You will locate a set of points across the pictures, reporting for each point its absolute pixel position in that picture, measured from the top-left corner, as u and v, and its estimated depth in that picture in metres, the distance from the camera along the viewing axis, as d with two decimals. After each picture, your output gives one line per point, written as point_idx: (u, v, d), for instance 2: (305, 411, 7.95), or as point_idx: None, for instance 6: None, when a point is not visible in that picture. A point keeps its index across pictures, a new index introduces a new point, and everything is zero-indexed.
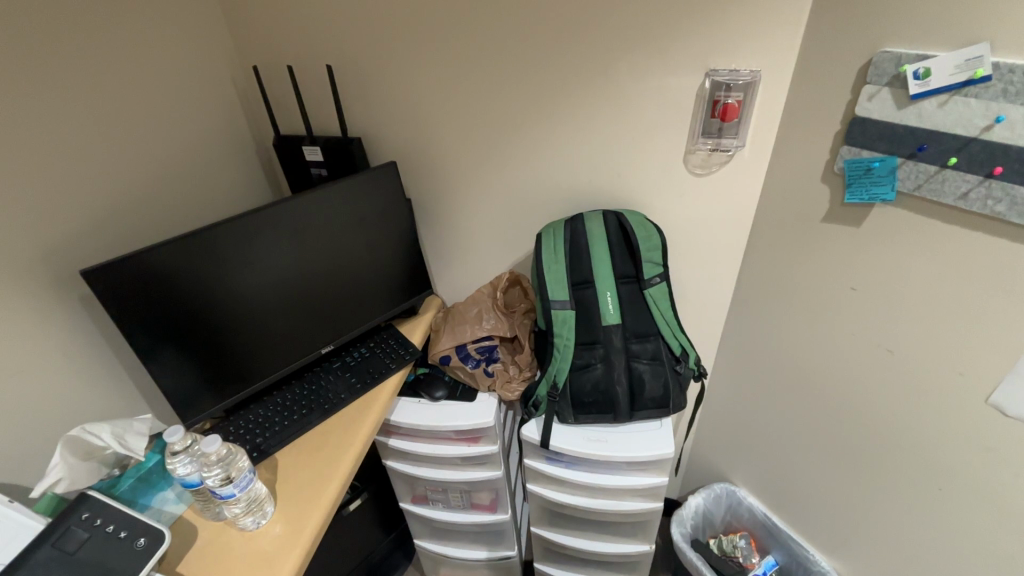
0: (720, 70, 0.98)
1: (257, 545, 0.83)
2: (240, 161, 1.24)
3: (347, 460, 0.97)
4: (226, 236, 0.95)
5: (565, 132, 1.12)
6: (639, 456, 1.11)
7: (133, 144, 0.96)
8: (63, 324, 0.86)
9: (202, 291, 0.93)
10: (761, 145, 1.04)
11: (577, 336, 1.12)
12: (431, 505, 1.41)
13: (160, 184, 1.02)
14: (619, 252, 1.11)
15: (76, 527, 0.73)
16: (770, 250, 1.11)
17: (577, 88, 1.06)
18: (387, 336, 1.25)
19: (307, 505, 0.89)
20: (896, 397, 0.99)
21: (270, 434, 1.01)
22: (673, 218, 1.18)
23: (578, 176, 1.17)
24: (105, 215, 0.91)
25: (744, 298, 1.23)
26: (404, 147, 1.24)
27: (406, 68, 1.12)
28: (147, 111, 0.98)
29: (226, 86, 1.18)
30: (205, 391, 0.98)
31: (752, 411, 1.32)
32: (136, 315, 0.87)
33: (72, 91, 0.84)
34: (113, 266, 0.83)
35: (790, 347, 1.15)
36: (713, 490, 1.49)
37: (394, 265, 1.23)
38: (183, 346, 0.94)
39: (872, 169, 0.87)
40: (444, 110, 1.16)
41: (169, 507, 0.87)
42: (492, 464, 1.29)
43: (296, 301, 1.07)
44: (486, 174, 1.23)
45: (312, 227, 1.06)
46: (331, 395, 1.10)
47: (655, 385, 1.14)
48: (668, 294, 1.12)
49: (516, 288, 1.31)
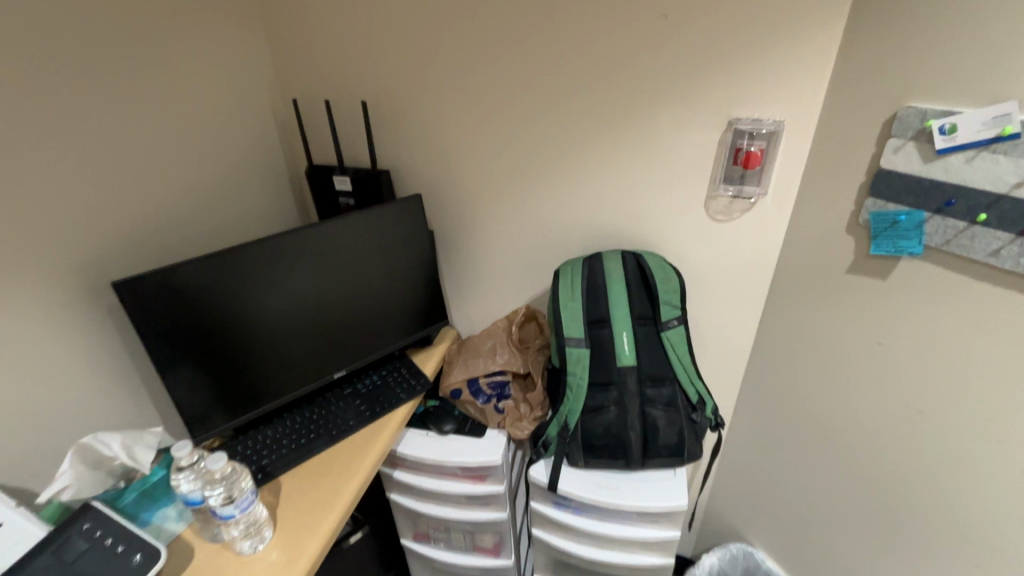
0: (743, 119, 1.00)
1: (253, 570, 0.82)
2: (274, 189, 1.30)
3: (349, 489, 0.96)
4: (251, 258, 0.98)
5: (586, 172, 1.14)
6: (651, 506, 1.06)
7: (173, 168, 1.01)
8: (88, 337, 0.89)
9: (223, 309, 0.96)
10: (783, 194, 1.05)
11: (590, 377, 1.09)
12: (433, 544, 1.37)
13: (194, 202, 1.07)
14: (637, 292, 1.10)
15: (76, 537, 0.72)
16: (793, 299, 1.09)
17: (599, 130, 1.09)
18: (400, 365, 1.25)
19: (306, 532, 0.88)
20: (926, 461, 0.93)
21: (276, 457, 1.01)
22: (693, 262, 1.18)
23: (598, 216, 1.19)
24: (140, 229, 0.96)
25: (765, 347, 1.20)
26: (429, 180, 1.27)
27: (435, 107, 1.17)
28: (188, 135, 1.04)
29: (265, 117, 1.24)
30: (216, 409, 0.99)
31: (771, 467, 1.26)
32: (159, 327, 0.90)
33: (119, 117, 0.90)
34: (140, 281, 0.86)
35: (812, 401, 1.11)
36: (728, 550, 1.41)
37: (413, 295, 1.24)
38: (199, 363, 0.95)
39: (899, 222, 0.86)
40: (470, 148, 1.20)
41: (168, 525, 0.85)
42: (497, 505, 1.25)
43: (312, 325, 1.09)
44: (508, 210, 1.25)
45: (335, 252, 1.09)
46: (339, 422, 1.09)
47: (670, 432, 1.10)
48: (686, 338, 1.10)
49: (531, 324, 1.30)
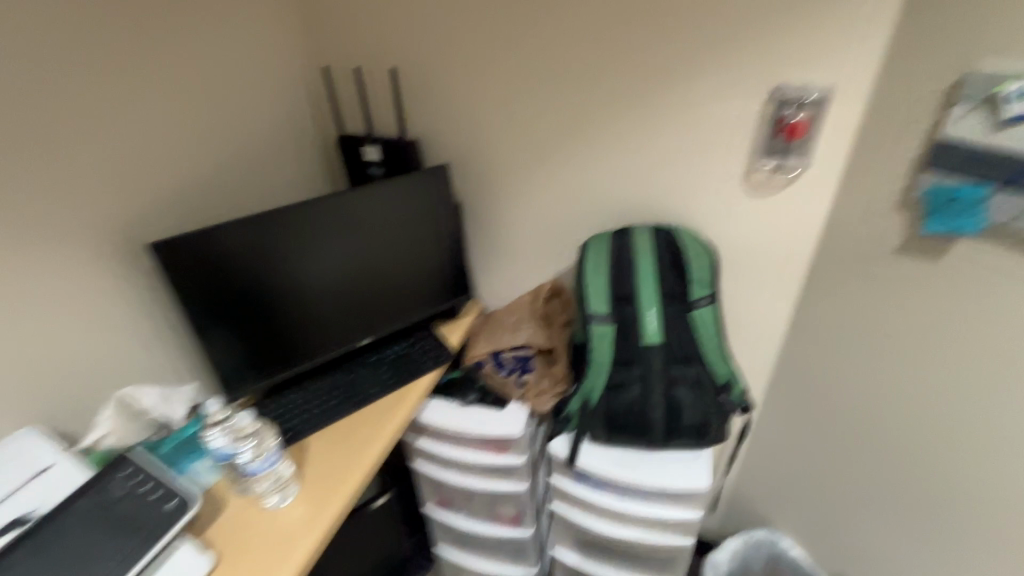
0: (789, 86, 0.94)
1: (280, 522, 0.86)
2: (306, 157, 1.31)
3: (372, 452, 0.98)
4: (282, 224, 1.00)
5: (618, 143, 1.10)
6: (673, 486, 1.05)
7: (208, 135, 1.04)
8: (127, 296, 0.93)
9: (255, 273, 0.99)
10: (828, 167, 0.99)
11: (615, 354, 1.07)
12: (454, 511, 1.40)
13: (227, 168, 1.09)
14: (667, 269, 1.06)
15: (116, 483, 0.77)
16: (835, 280, 1.03)
17: (635, 98, 1.04)
18: (425, 335, 1.26)
19: (330, 491, 0.91)
20: (976, 457, 0.87)
21: (303, 418, 1.04)
22: (728, 238, 1.13)
23: (629, 189, 1.15)
24: (177, 193, 0.98)
25: (803, 331, 1.14)
26: (457, 151, 1.25)
27: (464, 74, 1.14)
28: (221, 101, 1.06)
29: (297, 85, 1.25)
30: (248, 369, 1.04)
31: (803, 452, 1.22)
32: (194, 288, 0.94)
33: (155, 82, 0.92)
34: (175, 243, 0.89)
35: (850, 388, 1.05)
36: (752, 536, 1.36)
37: (439, 267, 1.24)
38: (231, 324, 0.99)
39: (956, 199, 0.79)
40: (499, 118, 1.17)
41: (202, 477, 0.90)
42: (518, 476, 1.26)
43: (340, 292, 1.11)
44: (536, 182, 1.22)
45: (363, 221, 1.10)
46: (365, 388, 1.12)
47: (694, 413, 1.08)
48: (716, 318, 1.07)
49: (557, 299, 1.28)
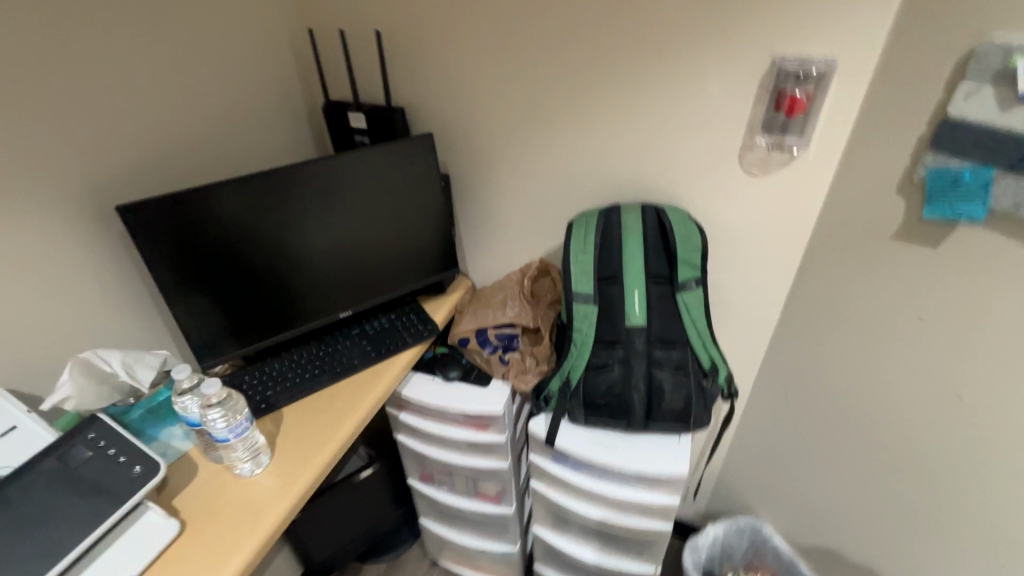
0: (790, 58, 0.89)
1: (251, 491, 0.87)
2: (293, 124, 1.28)
3: (347, 425, 0.98)
4: (258, 191, 0.97)
5: (610, 116, 1.06)
6: (651, 471, 1.03)
7: (187, 97, 1.00)
8: (98, 261, 0.91)
9: (231, 240, 0.97)
10: (828, 146, 0.94)
11: (597, 334, 1.05)
12: (437, 486, 1.40)
13: (208, 132, 1.06)
14: (653, 249, 1.03)
15: (81, 446, 0.77)
16: (830, 266, 0.99)
17: (630, 68, 0.99)
18: (409, 310, 1.24)
19: (301, 462, 0.91)
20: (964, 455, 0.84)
21: (280, 388, 1.04)
22: (721, 220, 1.09)
23: (620, 165, 1.11)
24: (152, 157, 0.96)
25: (795, 317, 1.11)
26: (445, 121, 1.21)
27: (453, 39, 1.10)
28: (201, 62, 1.02)
29: (283, 48, 1.20)
30: (226, 338, 1.03)
31: (788, 440, 1.20)
32: (166, 253, 0.92)
33: (129, 39, 0.89)
34: (145, 206, 0.87)
35: (840, 378, 1.02)
36: (735, 522, 1.34)
37: (425, 240, 1.21)
38: (207, 292, 0.98)
39: (960, 181, 0.74)
40: (488, 87, 1.12)
41: (175, 442, 0.91)
42: (499, 454, 1.25)
43: (320, 262, 1.09)
44: (526, 156, 1.18)
45: (343, 190, 1.07)
46: (344, 360, 1.11)
47: (676, 397, 1.05)
48: (703, 302, 1.03)
49: (545, 278, 1.25)
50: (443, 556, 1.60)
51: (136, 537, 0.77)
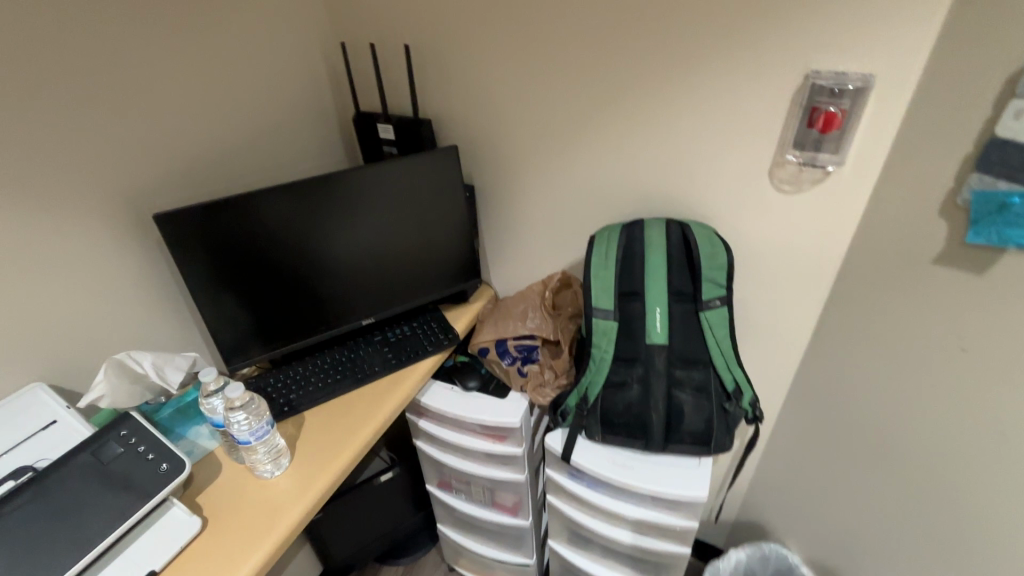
0: (824, 73, 0.85)
1: (270, 492, 0.89)
2: (326, 134, 1.32)
3: (365, 432, 1.00)
4: (286, 200, 1.00)
5: (636, 129, 1.04)
6: (668, 494, 1.00)
7: (222, 109, 1.05)
8: (134, 265, 0.96)
9: (259, 248, 1.01)
10: (864, 163, 0.90)
11: (616, 351, 1.03)
12: (454, 494, 1.40)
13: (243, 142, 1.11)
14: (677, 265, 1.00)
15: (113, 442, 0.81)
16: (866, 288, 0.94)
17: (655, 80, 0.98)
18: (431, 318, 1.26)
19: (319, 466, 0.93)
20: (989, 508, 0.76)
21: (303, 392, 1.07)
22: (750, 236, 1.06)
23: (646, 179, 1.09)
24: (190, 167, 1.01)
25: (828, 340, 1.06)
26: (471, 132, 1.22)
27: (480, 52, 1.10)
28: (236, 75, 1.06)
29: (318, 61, 1.24)
30: (253, 341, 1.07)
31: (817, 468, 1.14)
32: (198, 260, 0.96)
33: (168, 55, 0.94)
34: (180, 215, 0.91)
35: (872, 407, 0.96)
36: (759, 549, 1.28)
37: (448, 251, 1.22)
38: (236, 296, 1.02)
39: (1008, 205, 0.67)
40: (513, 99, 1.13)
41: (202, 441, 0.95)
42: (516, 466, 1.25)
43: (345, 270, 1.11)
44: (550, 168, 1.18)
45: (369, 200, 1.08)
46: (365, 366, 1.13)
47: (697, 419, 1.03)
48: (728, 321, 1.00)
49: (567, 291, 1.25)
50: (460, 563, 1.61)
51: (159, 531, 0.80)
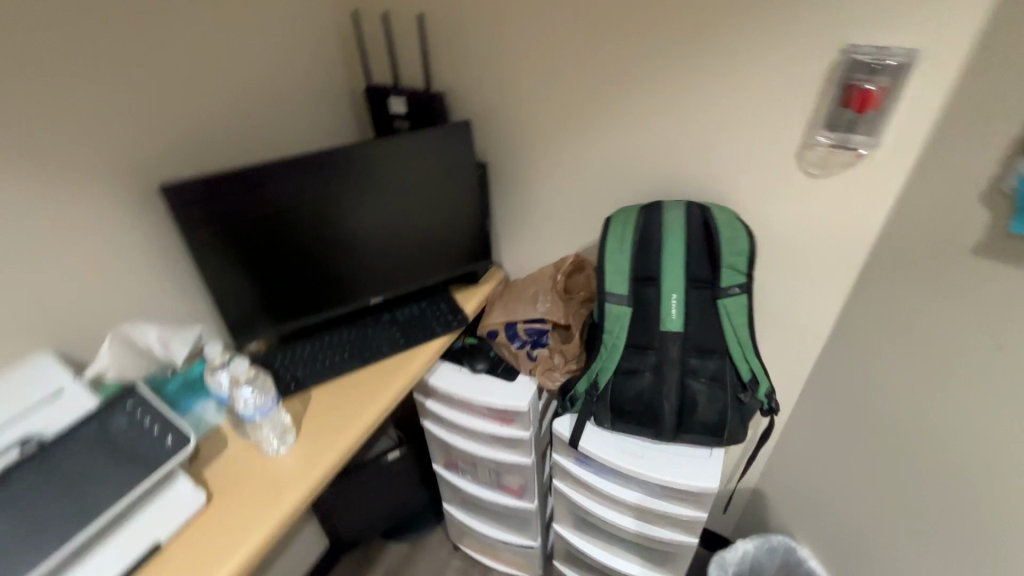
0: (863, 47, 0.80)
1: (275, 469, 0.89)
2: (337, 107, 1.28)
3: (371, 411, 0.99)
4: (294, 174, 0.97)
5: (657, 107, 1.00)
6: (676, 484, 0.99)
7: (230, 79, 1.02)
8: (140, 237, 0.95)
9: (268, 223, 0.99)
10: (900, 146, 0.85)
11: (629, 338, 1.01)
12: (460, 474, 1.40)
13: (251, 114, 1.08)
14: (697, 251, 0.97)
15: (118, 414, 0.81)
16: (895, 279, 0.90)
17: (680, 54, 0.93)
18: (440, 299, 1.23)
19: (325, 444, 0.93)
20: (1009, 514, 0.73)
21: (310, 369, 1.06)
22: (773, 222, 1.01)
23: (664, 160, 1.05)
24: (196, 137, 0.98)
25: (852, 332, 1.02)
26: (486, 108, 1.18)
27: (496, 23, 1.06)
28: (244, 43, 1.03)
29: (329, 31, 1.20)
30: (261, 317, 1.06)
31: (831, 462, 1.11)
32: (205, 234, 0.94)
33: (175, 20, 0.90)
34: (186, 187, 0.89)
35: (894, 403, 0.92)
36: (769, 540, 1.27)
37: (459, 231, 1.19)
38: (244, 272, 1.01)
39: None
40: (530, 74, 1.08)
41: (208, 417, 0.95)
42: (522, 450, 1.23)
43: (353, 248, 1.09)
44: (566, 148, 1.14)
45: (379, 177, 1.05)
46: (373, 345, 1.12)
47: (709, 410, 1.00)
48: (747, 309, 0.96)
49: (580, 274, 1.21)
50: (464, 543, 1.61)
51: (166, 504, 0.80)
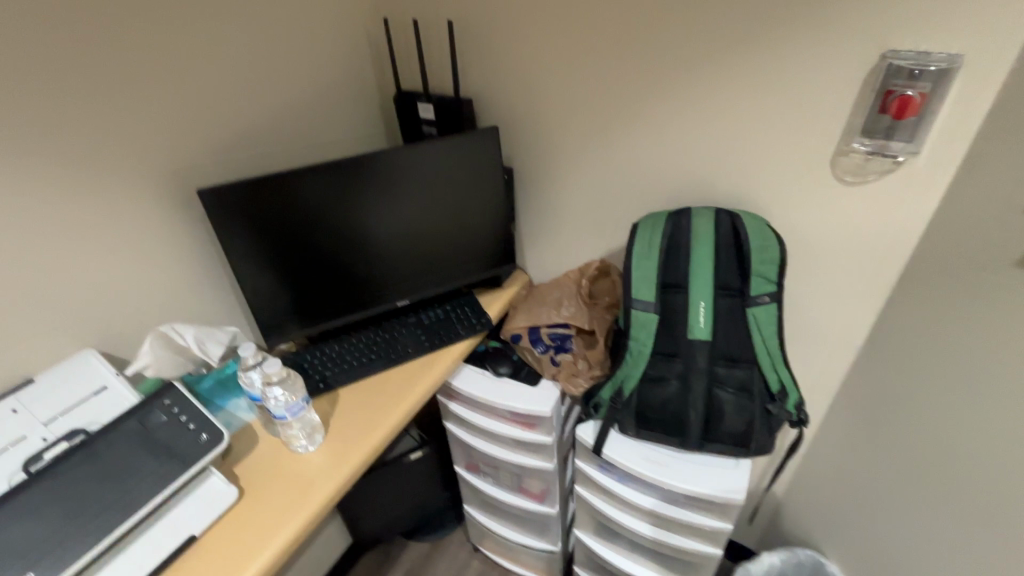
0: (904, 52, 0.78)
1: (304, 467, 0.91)
2: (367, 112, 1.31)
3: (396, 413, 1.00)
4: (325, 178, 0.99)
5: (687, 113, 0.99)
6: (702, 493, 0.97)
7: (266, 86, 1.05)
8: (179, 239, 0.98)
9: (299, 226, 1.01)
10: (940, 154, 0.83)
11: (655, 345, 1.00)
12: (482, 477, 1.40)
13: (285, 119, 1.11)
14: (726, 259, 0.95)
15: (157, 410, 0.83)
16: (932, 290, 0.87)
17: (711, 60, 0.92)
18: (465, 302, 1.24)
19: (352, 444, 0.94)
20: None
21: (338, 369, 1.08)
22: (805, 230, 0.99)
23: (693, 166, 1.04)
24: (232, 143, 1.01)
25: (887, 343, 0.99)
26: (513, 113, 1.19)
27: (525, 29, 1.06)
28: (280, 52, 1.06)
29: (361, 38, 1.23)
30: (291, 318, 1.09)
31: (861, 476, 1.08)
32: (240, 237, 0.97)
33: (214, 30, 0.93)
34: (222, 192, 0.92)
35: (931, 418, 0.89)
36: (794, 554, 1.25)
37: (484, 235, 1.20)
38: (276, 274, 1.03)
39: None
40: (557, 79, 1.09)
41: (241, 414, 0.99)
42: (544, 454, 1.23)
43: (381, 251, 1.11)
44: (592, 153, 1.14)
45: (408, 181, 1.07)
46: (399, 347, 1.13)
47: (736, 420, 0.99)
48: (776, 319, 0.95)
49: (605, 279, 1.21)
50: (484, 544, 1.62)
51: (199, 499, 0.82)
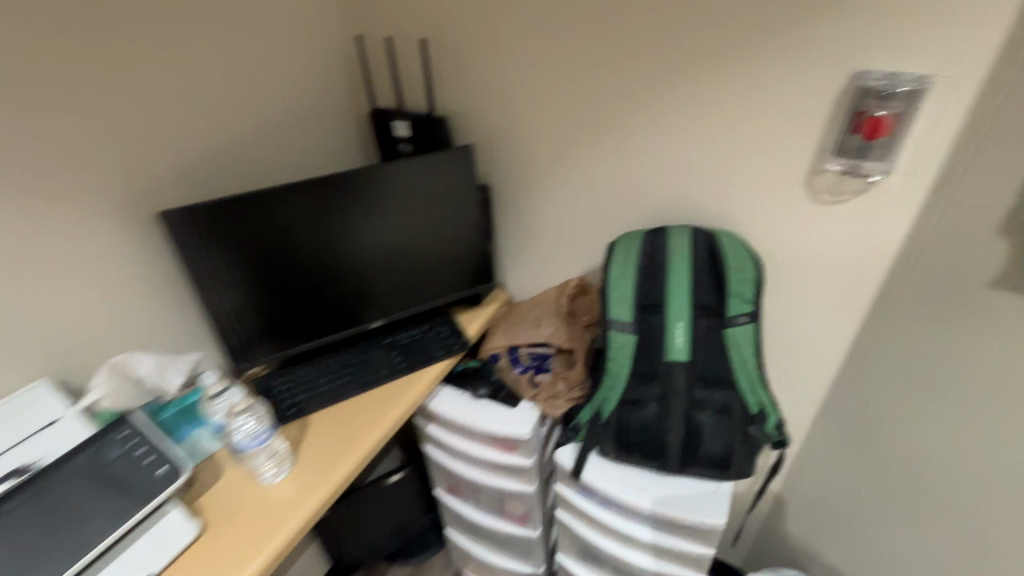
0: (874, 73, 0.78)
1: (270, 498, 0.87)
2: (341, 131, 1.29)
3: (369, 439, 0.97)
4: (295, 198, 0.97)
5: (660, 134, 0.99)
6: (682, 519, 0.95)
7: (234, 106, 1.03)
8: (141, 264, 0.95)
9: (268, 248, 0.98)
10: (912, 174, 0.82)
11: (634, 367, 0.98)
12: (462, 500, 1.37)
13: (254, 139, 1.08)
14: (703, 279, 0.94)
15: (113, 443, 0.80)
16: (906, 310, 0.87)
17: (682, 82, 0.92)
18: (443, 322, 1.22)
19: (322, 474, 0.91)
20: None
21: (309, 395, 1.05)
22: (780, 249, 0.99)
23: (669, 186, 1.03)
24: (198, 164, 0.99)
25: (864, 362, 0.98)
26: (488, 132, 1.18)
27: (498, 49, 1.06)
28: (249, 71, 1.04)
29: (333, 56, 1.21)
30: (260, 341, 1.05)
31: (843, 495, 1.07)
32: (205, 260, 0.94)
33: (179, 50, 0.92)
34: (187, 214, 0.89)
35: (911, 438, 0.89)
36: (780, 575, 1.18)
37: (461, 254, 1.18)
38: (243, 297, 1.00)
39: None
40: (531, 99, 1.08)
41: (203, 444, 0.95)
42: (525, 477, 1.20)
43: (354, 272, 1.08)
44: (568, 172, 1.13)
45: (381, 200, 1.05)
46: (373, 370, 1.10)
47: (716, 442, 0.97)
48: (754, 339, 0.94)
49: (584, 298, 1.20)
50: (466, 569, 1.58)
51: (157, 535, 0.78)
